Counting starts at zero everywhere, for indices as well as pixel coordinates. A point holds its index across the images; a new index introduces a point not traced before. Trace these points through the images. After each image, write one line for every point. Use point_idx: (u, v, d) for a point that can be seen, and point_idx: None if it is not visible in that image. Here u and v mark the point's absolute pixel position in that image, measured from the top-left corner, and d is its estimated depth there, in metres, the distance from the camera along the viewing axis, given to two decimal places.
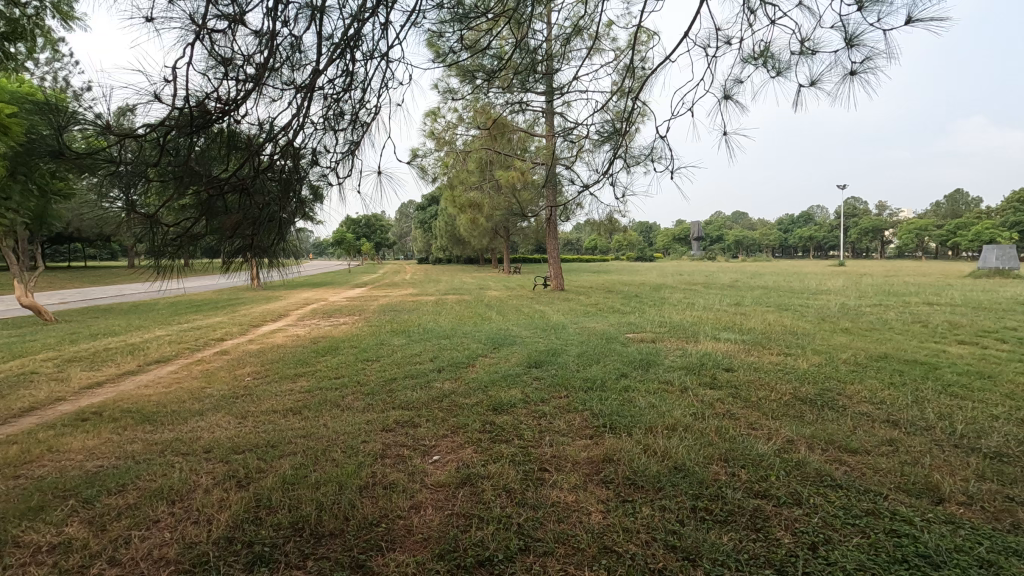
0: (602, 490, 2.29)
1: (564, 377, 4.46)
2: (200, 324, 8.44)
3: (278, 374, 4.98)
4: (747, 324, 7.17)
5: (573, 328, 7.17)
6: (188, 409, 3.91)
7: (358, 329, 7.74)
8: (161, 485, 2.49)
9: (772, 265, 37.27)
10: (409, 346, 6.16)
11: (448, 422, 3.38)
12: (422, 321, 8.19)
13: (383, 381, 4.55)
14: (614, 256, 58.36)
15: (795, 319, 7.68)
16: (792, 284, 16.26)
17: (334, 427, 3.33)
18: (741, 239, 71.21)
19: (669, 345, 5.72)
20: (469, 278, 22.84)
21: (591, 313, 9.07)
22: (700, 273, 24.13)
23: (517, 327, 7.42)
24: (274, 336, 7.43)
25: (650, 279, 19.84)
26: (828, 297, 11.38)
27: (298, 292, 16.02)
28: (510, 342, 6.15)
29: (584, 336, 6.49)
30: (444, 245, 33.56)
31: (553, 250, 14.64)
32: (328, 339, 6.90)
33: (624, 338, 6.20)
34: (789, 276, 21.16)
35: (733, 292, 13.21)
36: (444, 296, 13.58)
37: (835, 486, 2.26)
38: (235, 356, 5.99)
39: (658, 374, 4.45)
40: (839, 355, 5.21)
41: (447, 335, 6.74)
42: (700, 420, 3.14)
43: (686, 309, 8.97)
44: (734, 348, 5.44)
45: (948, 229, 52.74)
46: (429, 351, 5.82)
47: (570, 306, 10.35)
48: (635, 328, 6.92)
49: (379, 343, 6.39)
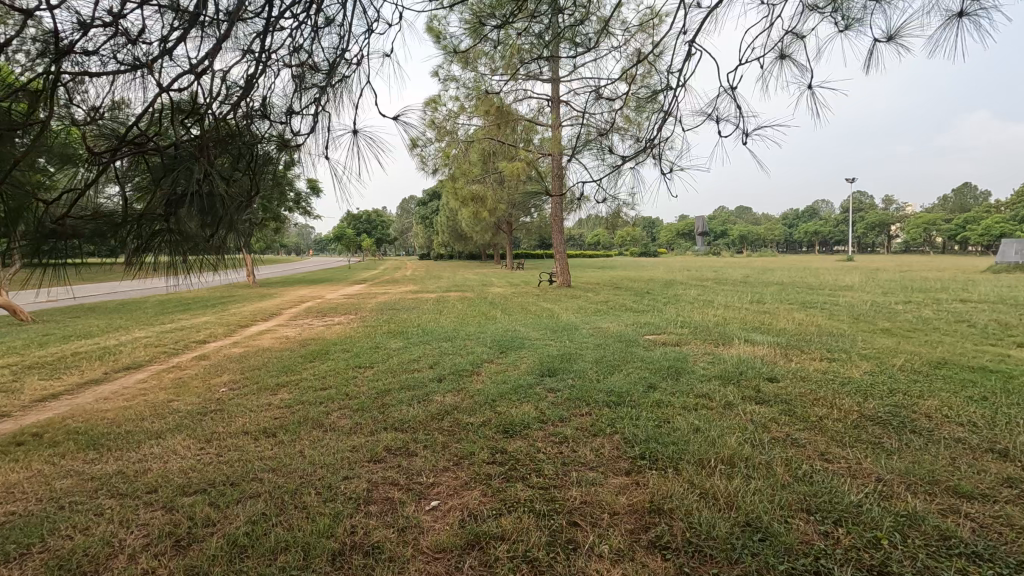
0: (656, 560, 1.70)
1: (583, 389, 3.88)
2: (184, 325, 7.87)
3: (258, 384, 4.41)
4: (776, 324, 6.58)
5: (586, 329, 6.59)
6: (143, 430, 3.33)
7: (351, 331, 7.16)
8: (75, 548, 1.90)
9: (781, 260, 36.50)
10: (407, 350, 5.57)
11: (450, 449, 2.80)
12: (422, 321, 7.60)
13: (375, 393, 3.97)
14: (617, 252, 57.89)
15: (826, 318, 7.10)
16: (808, 280, 15.63)
17: (311, 457, 2.74)
18: (745, 234, 70.41)
19: (696, 348, 5.13)
20: (472, 274, 22.26)
21: (603, 311, 8.47)
22: (709, 268, 23.52)
23: (525, 328, 6.83)
24: (261, 338, 6.86)
25: (659, 275, 19.27)
26: (852, 294, 10.76)
27: (294, 289, 15.43)
28: (518, 346, 5.57)
29: (599, 338, 5.90)
30: (446, 241, 32.95)
31: (559, 245, 14.04)
32: (319, 342, 6.33)
33: (644, 340, 5.62)
34: (800, 271, 20.62)
35: (749, 289, 12.58)
36: (445, 293, 12.99)
37: (973, 557, 1.67)
38: (214, 362, 5.42)
39: (692, 385, 3.86)
40: (891, 361, 4.61)
41: (449, 337, 6.15)
42: (759, 449, 2.55)
43: (705, 307, 8.37)
44: (770, 353, 4.84)
45: (957, 223, 52.10)
46: (429, 356, 5.24)
47: (580, 304, 9.76)
48: (654, 329, 6.33)
49: (374, 346, 5.81)
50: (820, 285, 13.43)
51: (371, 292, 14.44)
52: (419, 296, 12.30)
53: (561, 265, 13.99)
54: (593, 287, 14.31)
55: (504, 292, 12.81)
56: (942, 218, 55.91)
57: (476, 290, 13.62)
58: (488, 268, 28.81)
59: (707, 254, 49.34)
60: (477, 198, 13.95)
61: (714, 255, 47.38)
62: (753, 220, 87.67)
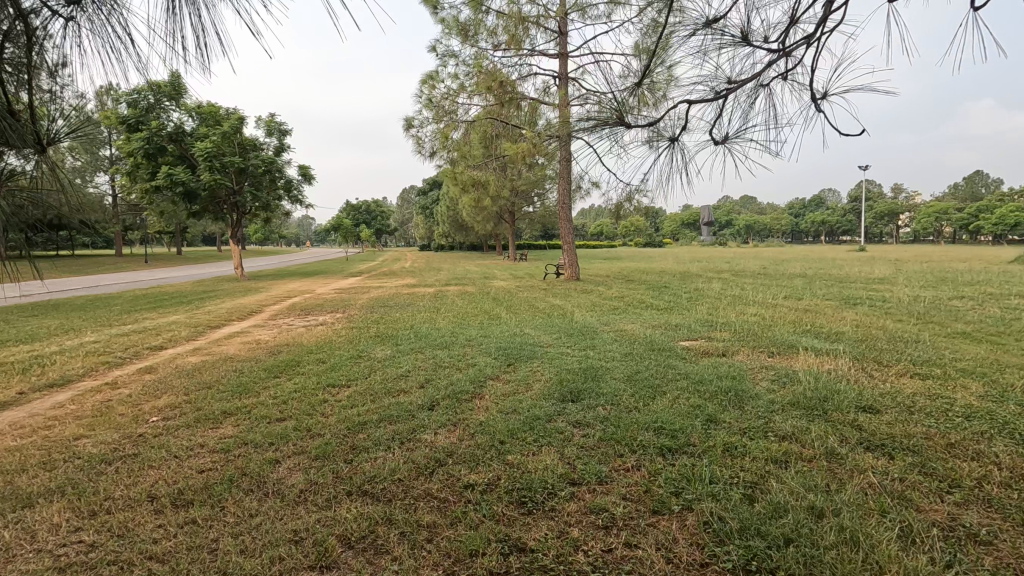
0: None
1: (622, 425, 2.90)
2: (146, 327, 6.92)
3: (199, 413, 3.44)
4: (829, 327, 5.60)
5: (606, 332, 5.61)
6: (11, 494, 2.36)
7: (334, 334, 6.20)
8: None
9: (791, 250, 35.37)
10: (395, 360, 4.61)
11: (440, 541, 1.85)
12: (416, 322, 6.62)
13: (345, 431, 2.99)
14: (621, 242, 56.92)
15: (885, 318, 6.13)
16: (833, 271, 14.66)
17: (224, 557, 1.79)
18: (752, 224, 69.22)
19: (749, 362, 4.15)
20: (474, 266, 21.33)
21: (621, 310, 7.48)
22: (721, 259, 22.46)
23: (534, 331, 5.86)
24: (229, 343, 5.90)
25: (670, 266, 18.32)
26: (892, 288, 9.72)
27: (283, 282, 14.45)
28: (528, 357, 4.59)
29: (625, 345, 4.91)
30: (447, 231, 31.91)
31: (566, 235, 13.04)
32: (294, 348, 5.39)
33: (681, 348, 4.63)
34: (819, 263, 19.65)
35: (773, 282, 11.55)
36: (443, 288, 11.98)
37: None
38: (160, 376, 4.47)
39: (768, 421, 2.88)
40: (1002, 378, 3.65)
41: (445, 345, 5.17)
42: (933, 558, 1.60)
43: (736, 304, 7.38)
44: (847, 369, 3.84)
45: (970, 213, 50.95)
46: (420, 370, 4.28)
47: (592, 300, 8.77)
48: (688, 334, 5.34)
49: (355, 356, 4.85)
50: (848, 278, 12.38)
51: (365, 286, 13.49)
52: (414, 291, 11.34)
53: (569, 257, 12.99)
54: (604, 279, 13.31)
55: (508, 286, 11.81)
56: (954, 206, 54.59)
57: (477, 283, 12.66)
58: (490, 259, 27.82)
59: (715, 244, 48.23)
60: (478, 185, 12.94)
61: (723, 246, 46.25)
62: (758, 210, 86.49)
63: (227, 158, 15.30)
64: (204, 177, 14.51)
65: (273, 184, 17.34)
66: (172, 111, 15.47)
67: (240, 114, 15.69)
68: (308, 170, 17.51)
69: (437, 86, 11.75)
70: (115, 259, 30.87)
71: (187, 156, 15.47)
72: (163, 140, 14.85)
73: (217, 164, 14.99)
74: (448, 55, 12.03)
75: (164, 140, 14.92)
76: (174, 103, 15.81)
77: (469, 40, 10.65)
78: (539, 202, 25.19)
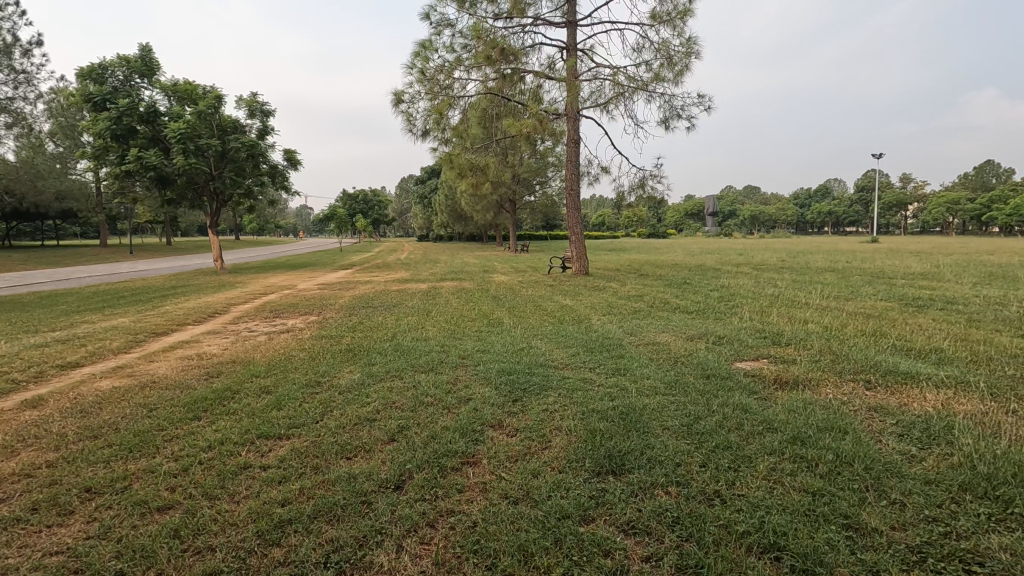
0: None
1: (709, 543, 1.74)
2: (76, 335, 5.72)
3: (47, 491, 2.27)
4: (916, 341, 4.43)
5: (637, 348, 4.42)
6: None
7: (298, 346, 5.02)
8: None
9: (802, 240, 34.13)
10: (361, 393, 3.42)
11: None
12: (401, 330, 5.45)
13: (251, 544, 1.83)
14: (624, 233, 55.73)
15: (977, 328, 4.95)
16: (864, 265, 13.45)
17: None
18: (757, 215, 67.91)
19: (851, 404, 2.96)
20: (472, 258, 20.12)
21: (644, 315, 6.29)
22: (732, 251, 21.29)
23: (545, 344, 4.69)
24: (164, 360, 4.70)
25: (681, 258, 17.13)
26: (945, 286, 8.54)
27: (265, 276, 13.22)
28: (541, 389, 3.41)
29: (667, 369, 3.72)
30: (445, 221, 30.68)
31: (574, 225, 11.82)
32: (240, 368, 4.22)
33: (744, 377, 3.47)
34: (840, 254, 18.43)
35: (804, 278, 10.34)
36: (437, 283, 10.78)
37: None
38: (43, 414, 3.30)
39: (957, 539, 1.72)
40: None
41: (431, 367, 3.98)
42: None
43: (781, 308, 6.20)
44: (1004, 418, 2.66)
45: (982, 203, 49.70)
46: (393, 411, 3.08)
47: (608, 300, 7.59)
48: (742, 352, 4.15)
49: (311, 384, 3.65)
50: (885, 273, 11.21)
51: (355, 280, 12.29)
52: (405, 287, 10.15)
53: (577, 250, 11.78)
54: (614, 274, 12.12)
55: (509, 282, 10.66)
56: (966, 195, 53.22)
57: (476, 278, 11.49)
58: (488, 251, 26.66)
59: (721, 235, 46.97)
60: (477, 170, 11.72)
61: (729, 236, 45.08)
62: (762, 200, 85.11)
63: (204, 139, 14.03)
64: (179, 161, 13.26)
65: (256, 169, 16.07)
66: (143, 89, 14.20)
67: (218, 92, 14.42)
68: (294, 154, 16.26)
69: (430, 58, 10.46)
70: (100, 250, 29.69)
71: (160, 138, 14.17)
72: (134, 120, 13.58)
73: (192, 147, 13.72)
74: (444, 23, 10.76)
75: (135, 121, 13.65)
76: (147, 81, 14.70)
77: (467, 8, 9.30)
78: (539, 190, 23.97)
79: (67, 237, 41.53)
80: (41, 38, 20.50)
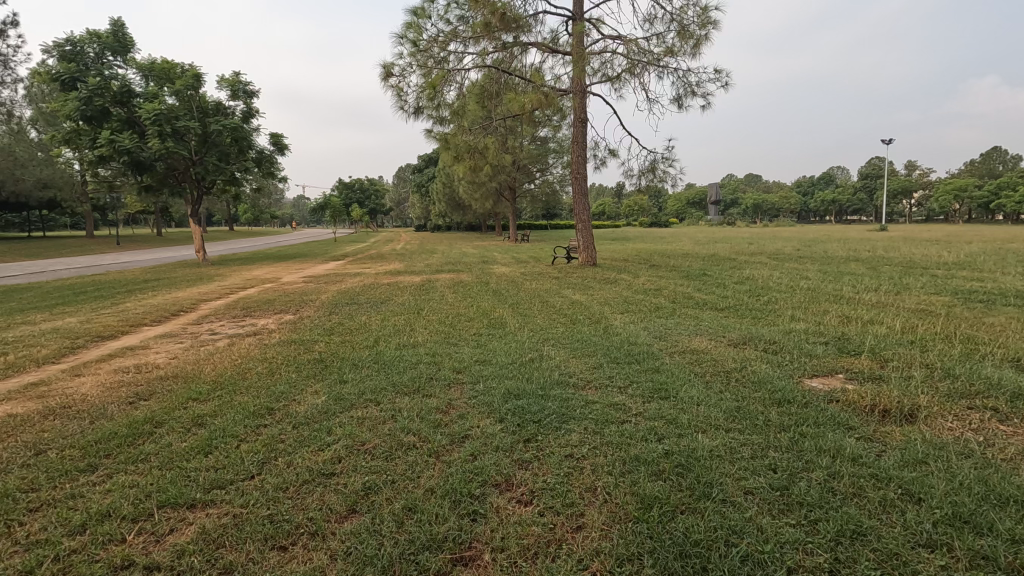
0: None
1: None
2: (4, 342, 4.86)
3: None
4: (1016, 347, 3.58)
5: (674, 360, 3.56)
6: None
7: (260, 354, 4.19)
8: None
9: (807, 228, 33.25)
10: (321, 428, 2.56)
11: None
12: (385, 335, 4.58)
13: None
14: (625, 222, 54.97)
15: None
16: (889, 253, 12.56)
17: None
18: (759, 203, 66.91)
19: (998, 448, 2.11)
20: (470, 249, 19.13)
21: (669, 313, 5.42)
22: (741, 240, 20.30)
23: (559, 352, 3.85)
24: (91, 375, 3.83)
25: (692, 247, 16.29)
26: (994, 276, 7.66)
27: (249, 268, 12.36)
28: (559, 420, 2.56)
29: (722, 392, 2.87)
30: (442, 210, 29.64)
31: (580, 213, 10.96)
32: (178, 386, 3.38)
33: (828, 405, 2.62)
34: (858, 242, 17.49)
35: (831, 268, 9.44)
36: (433, 276, 9.93)
37: None
38: None
39: None
40: None
41: (417, 386, 3.13)
42: None
43: (828, 305, 5.34)
44: None
45: (989, 190, 48.73)
46: (360, 458, 2.24)
47: (622, 294, 6.76)
48: (807, 364, 3.31)
49: (258, 414, 2.79)
50: (917, 262, 10.34)
51: (343, 273, 11.39)
52: (398, 280, 9.30)
53: (584, 239, 10.89)
54: (624, 264, 11.28)
55: (511, 274, 9.75)
56: (973, 182, 52.12)
57: (474, 270, 10.59)
58: (488, 240, 25.73)
59: (724, 224, 46.05)
60: (475, 152, 10.83)
61: (734, 225, 43.97)
62: (764, 188, 83.85)
63: (182, 122, 13.08)
64: (154, 144, 12.31)
65: (241, 155, 15.11)
66: (116, 68, 13.29)
67: (196, 71, 13.45)
68: (281, 138, 15.30)
69: (423, 28, 9.47)
70: (83, 242, 28.55)
71: (135, 121, 13.22)
72: (105, 101, 12.64)
73: (169, 129, 12.75)
74: None
75: (108, 101, 12.71)
76: (121, 59, 13.76)
77: None
78: (540, 177, 22.98)
79: (55, 228, 40.38)
80: (15, 18, 19.42)
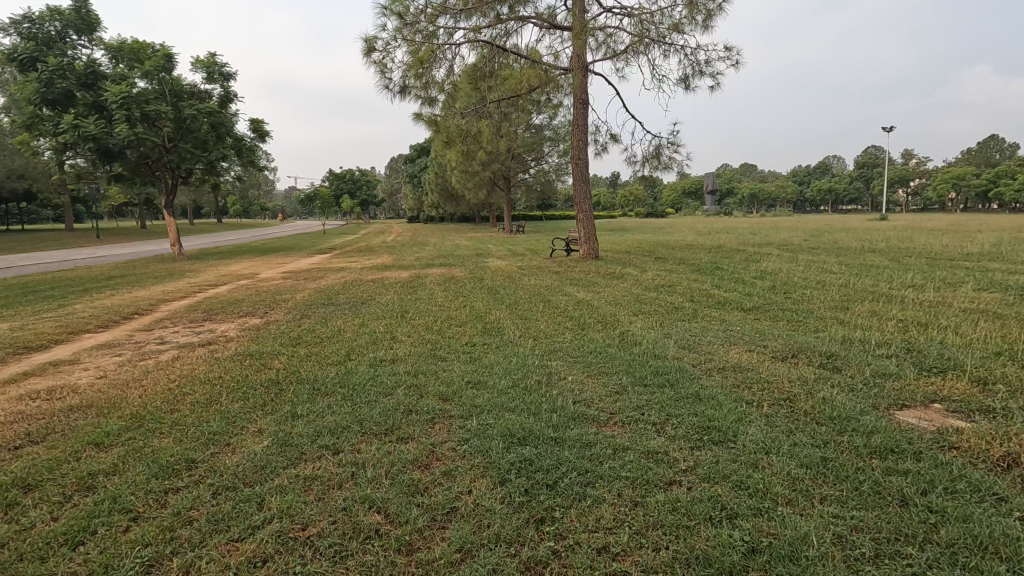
0: None
1: None
2: None
3: None
4: None
5: (717, 381, 2.85)
6: None
7: (207, 372, 3.44)
8: None
9: (806, 219, 32.42)
10: (250, 498, 1.82)
11: None
12: (360, 346, 3.84)
13: None
14: (621, 213, 54.05)
15: None
16: (905, 245, 11.85)
17: None
18: (755, 193, 66.18)
19: None
20: (464, 241, 18.36)
21: (691, 315, 4.71)
22: (743, 232, 19.60)
23: (570, 369, 3.13)
24: None
25: (694, 239, 15.56)
26: None
27: (227, 263, 11.57)
28: (584, 485, 1.84)
29: (796, 434, 2.15)
30: (434, 200, 28.75)
31: (580, 202, 10.23)
32: (88, 422, 2.63)
33: (953, 459, 1.90)
34: (865, 233, 16.74)
35: (851, 261, 8.74)
36: (423, 270, 9.19)
37: None
38: None
39: None
40: None
41: (389, 424, 2.40)
42: None
43: (873, 306, 4.63)
44: None
45: (988, 179, 48.04)
46: (294, 556, 1.51)
47: (632, 292, 6.06)
48: (888, 389, 2.61)
49: (170, 471, 2.05)
50: (940, 254, 9.66)
51: (328, 267, 10.60)
52: (384, 276, 8.56)
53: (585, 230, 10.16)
54: (627, 257, 10.59)
55: (507, 268, 9.06)
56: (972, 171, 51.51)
57: (468, 264, 9.85)
58: (481, 232, 24.92)
59: (720, 215, 45.24)
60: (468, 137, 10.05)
61: (733, 215, 43.27)
62: (759, 178, 83.02)
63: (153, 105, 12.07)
64: (122, 129, 11.40)
65: (219, 142, 14.23)
66: (80, 47, 12.37)
67: (168, 51, 12.54)
68: (262, 124, 14.41)
69: None
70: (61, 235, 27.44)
71: (103, 105, 12.24)
72: (68, 82, 11.72)
73: (139, 114, 11.81)
74: None
75: (71, 83, 11.79)
76: (86, 39, 12.82)
77: None
78: (535, 167, 22.16)
79: (35, 220, 39.08)
80: None
